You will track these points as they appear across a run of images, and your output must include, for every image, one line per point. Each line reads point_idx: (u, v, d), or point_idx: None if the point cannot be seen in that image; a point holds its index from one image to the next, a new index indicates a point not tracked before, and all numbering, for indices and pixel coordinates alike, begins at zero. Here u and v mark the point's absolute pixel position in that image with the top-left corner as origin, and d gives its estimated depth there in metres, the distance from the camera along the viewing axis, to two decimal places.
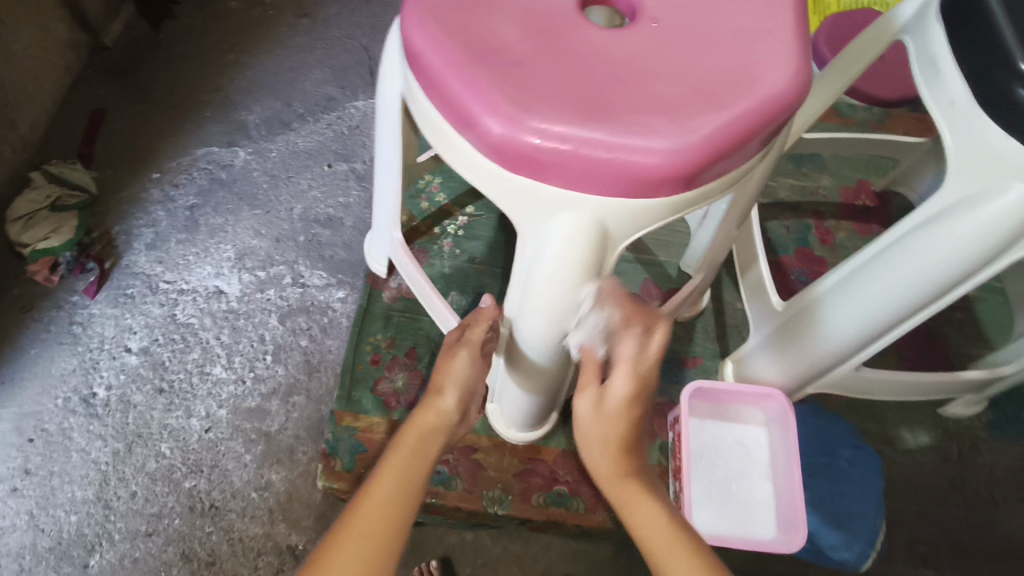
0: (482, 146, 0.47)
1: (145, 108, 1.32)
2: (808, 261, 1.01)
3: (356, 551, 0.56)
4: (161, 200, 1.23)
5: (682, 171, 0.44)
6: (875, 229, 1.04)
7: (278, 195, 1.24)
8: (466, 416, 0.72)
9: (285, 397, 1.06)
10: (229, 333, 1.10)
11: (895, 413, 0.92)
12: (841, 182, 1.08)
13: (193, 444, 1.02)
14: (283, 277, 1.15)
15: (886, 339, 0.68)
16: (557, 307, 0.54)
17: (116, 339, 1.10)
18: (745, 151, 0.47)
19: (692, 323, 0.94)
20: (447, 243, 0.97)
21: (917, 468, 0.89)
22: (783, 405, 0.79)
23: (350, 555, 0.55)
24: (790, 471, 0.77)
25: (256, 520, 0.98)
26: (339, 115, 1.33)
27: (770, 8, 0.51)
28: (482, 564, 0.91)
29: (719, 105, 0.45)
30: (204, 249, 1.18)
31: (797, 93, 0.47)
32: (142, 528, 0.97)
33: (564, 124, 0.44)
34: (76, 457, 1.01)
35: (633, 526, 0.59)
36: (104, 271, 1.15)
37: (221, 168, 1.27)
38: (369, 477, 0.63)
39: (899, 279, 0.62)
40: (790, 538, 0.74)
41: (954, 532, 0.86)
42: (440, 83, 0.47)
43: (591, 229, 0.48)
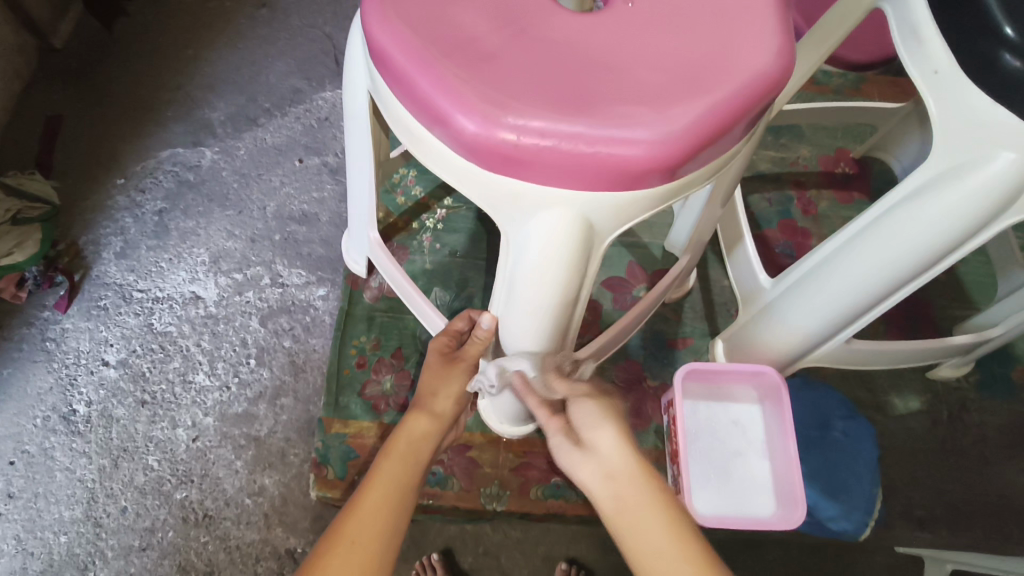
0: (457, 146, 0.44)
1: (102, 111, 1.27)
2: (792, 233, 1.00)
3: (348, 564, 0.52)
4: (128, 206, 1.19)
5: (667, 162, 0.43)
6: (856, 195, 1.04)
7: (249, 194, 1.20)
8: (455, 421, 0.72)
9: (273, 400, 1.03)
10: (210, 339, 1.07)
11: (885, 378, 0.93)
12: (820, 151, 1.07)
13: (182, 454, 1.00)
14: (261, 278, 1.12)
15: (876, 310, 0.68)
16: (545, 306, 0.53)
17: (92, 353, 1.06)
18: (731, 135, 0.45)
19: (680, 303, 0.93)
20: (427, 237, 0.95)
21: (910, 432, 0.90)
22: (776, 382, 0.78)
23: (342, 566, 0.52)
24: (785, 448, 0.77)
25: (252, 526, 0.96)
26: (307, 108, 1.29)
27: None
28: (483, 553, 0.91)
29: (704, 90, 0.43)
30: (177, 254, 1.14)
31: (782, 72, 0.45)
32: (136, 543, 0.95)
33: (542, 119, 0.41)
34: (61, 476, 0.98)
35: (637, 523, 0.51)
36: (74, 284, 1.11)
37: (188, 169, 1.22)
38: (362, 482, 0.60)
39: (887, 251, 0.61)
40: (789, 514, 0.74)
41: (949, 491, 0.87)
42: (408, 81, 0.44)
43: (577, 226, 0.46)
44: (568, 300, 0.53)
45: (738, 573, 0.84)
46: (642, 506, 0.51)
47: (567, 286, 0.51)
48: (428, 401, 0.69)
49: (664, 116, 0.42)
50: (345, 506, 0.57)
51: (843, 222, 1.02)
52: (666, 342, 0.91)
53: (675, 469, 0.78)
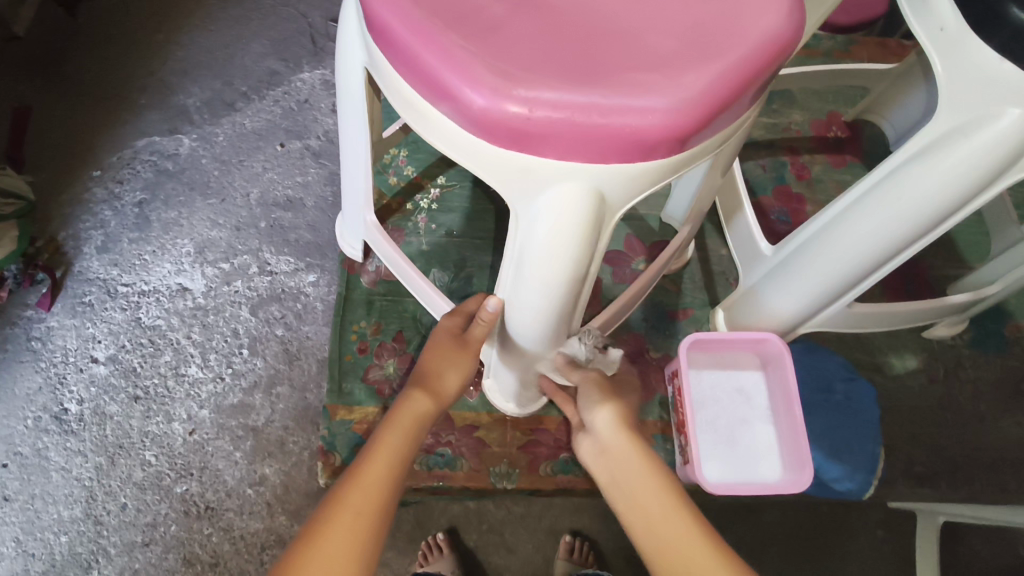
0: (465, 121, 0.43)
1: (72, 100, 1.22)
2: (787, 200, 1.00)
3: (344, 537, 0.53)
4: (106, 199, 1.15)
5: (681, 130, 0.42)
6: (849, 159, 1.04)
7: (231, 181, 1.17)
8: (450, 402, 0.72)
9: (269, 389, 1.02)
10: (200, 331, 1.06)
11: (882, 340, 0.94)
12: (812, 116, 1.06)
13: (179, 448, 0.99)
14: (248, 267, 1.10)
15: (879, 273, 0.69)
16: (557, 282, 0.52)
17: (80, 350, 1.04)
18: (743, 100, 0.45)
19: (680, 274, 0.93)
20: (421, 219, 0.93)
21: (908, 391, 0.91)
22: (779, 348, 0.79)
23: (338, 540, 0.52)
24: (791, 413, 0.77)
25: (255, 516, 0.96)
26: (285, 90, 1.25)
27: None
28: (488, 529, 0.91)
29: (716, 54, 0.42)
30: (160, 246, 1.12)
31: (792, 34, 0.44)
32: (138, 538, 0.94)
33: (553, 90, 0.40)
34: (57, 476, 0.97)
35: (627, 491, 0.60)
36: (57, 281, 1.08)
37: (166, 158, 1.19)
38: (361, 456, 0.60)
39: (892, 213, 0.61)
40: (797, 478, 0.75)
41: (947, 448, 0.89)
42: (412, 57, 0.43)
43: (591, 200, 0.45)
44: (579, 276, 0.53)
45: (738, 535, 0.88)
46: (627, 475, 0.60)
47: (578, 261, 0.50)
48: (430, 381, 0.69)
49: (677, 82, 0.41)
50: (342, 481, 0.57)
51: (837, 185, 1.02)
52: (667, 314, 0.91)
53: (683, 439, 0.78)
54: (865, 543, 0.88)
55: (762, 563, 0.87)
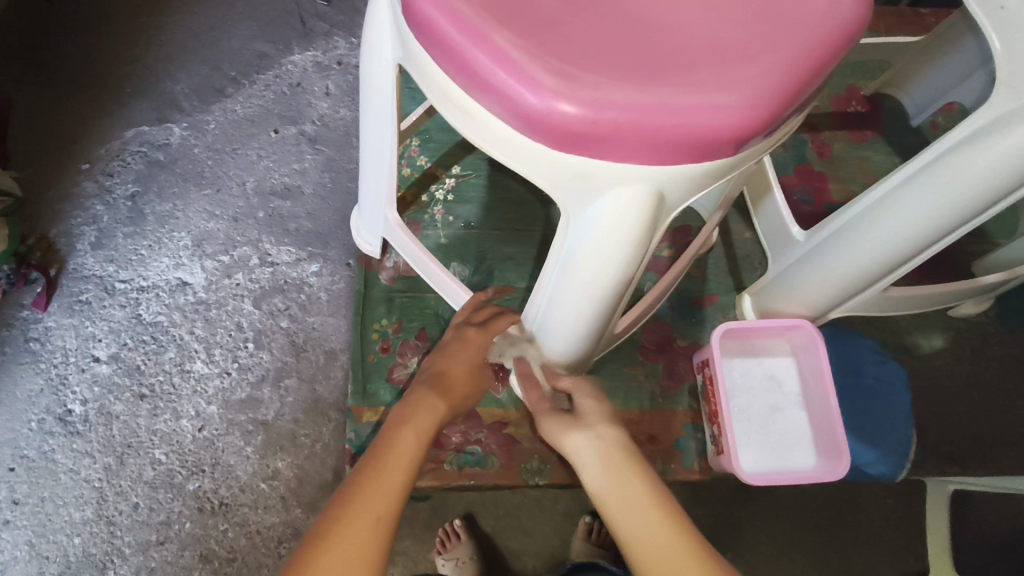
0: (518, 123, 0.41)
1: (53, 91, 1.16)
2: (809, 178, 0.98)
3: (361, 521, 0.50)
4: (98, 193, 1.11)
5: (752, 129, 0.40)
6: (870, 135, 1.01)
7: (226, 170, 1.13)
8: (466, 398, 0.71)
9: (276, 381, 1.00)
10: (203, 326, 1.03)
11: (908, 320, 0.94)
12: (830, 91, 1.04)
13: (189, 445, 0.97)
14: (249, 259, 1.07)
15: (918, 259, 0.68)
16: (605, 287, 0.51)
17: (81, 350, 1.01)
18: (808, 92, 0.43)
19: (704, 260, 0.92)
20: (437, 210, 0.90)
21: (935, 370, 0.92)
22: (811, 333, 0.78)
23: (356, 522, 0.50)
24: (824, 401, 0.77)
25: (270, 510, 0.94)
26: (277, 73, 1.20)
27: None
28: (504, 514, 0.91)
29: (782, 45, 0.41)
30: (157, 240, 1.08)
31: (858, 23, 0.43)
32: (153, 537, 0.93)
33: (617, 90, 0.39)
34: (66, 478, 0.95)
35: (618, 489, 0.53)
36: (51, 279, 1.04)
37: (157, 148, 1.14)
38: (376, 446, 0.58)
39: (937, 198, 0.60)
40: (834, 465, 0.74)
41: (973, 425, 0.90)
42: (463, 56, 0.41)
43: (650, 201, 0.44)
44: (627, 279, 0.51)
45: (757, 513, 0.89)
46: (622, 470, 0.55)
47: (629, 265, 0.48)
48: (444, 385, 0.68)
49: (746, 78, 0.40)
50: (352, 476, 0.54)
51: (856, 162, 1.00)
52: (692, 301, 0.89)
53: (715, 429, 0.78)
54: (876, 513, 0.90)
55: (775, 534, 0.88)
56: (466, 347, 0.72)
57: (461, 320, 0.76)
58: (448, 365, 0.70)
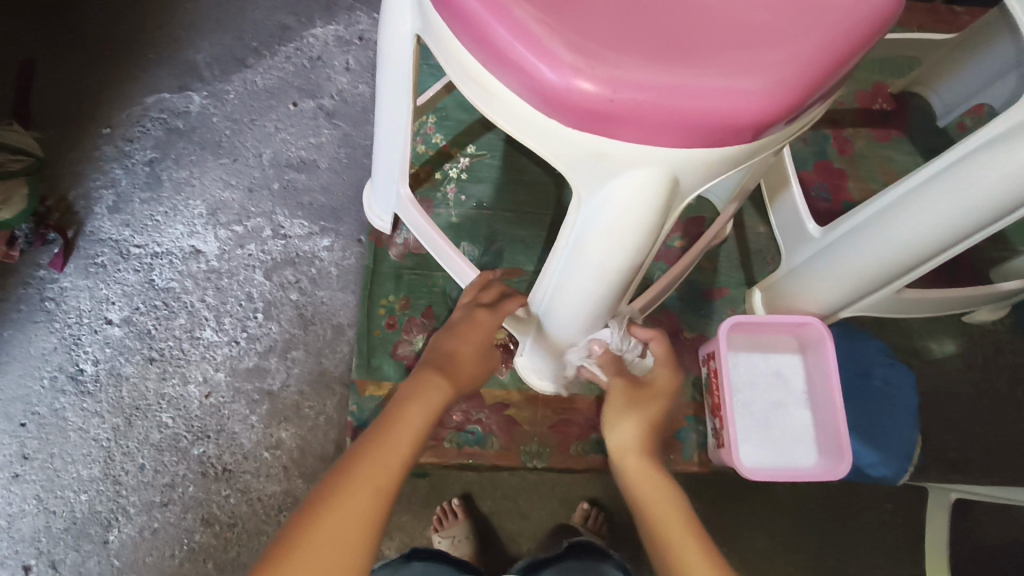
0: (535, 100, 0.41)
1: (77, 54, 1.17)
2: (828, 175, 0.97)
3: (359, 496, 0.51)
4: (117, 157, 1.12)
5: (772, 116, 0.40)
6: (893, 134, 1.00)
7: (244, 141, 1.13)
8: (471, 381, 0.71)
9: (284, 353, 1.01)
10: (215, 295, 1.04)
11: (920, 323, 0.93)
12: (856, 87, 1.02)
13: (195, 411, 0.98)
14: (262, 230, 1.07)
15: (932, 262, 0.67)
16: (614, 271, 0.50)
17: (94, 311, 1.02)
18: (833, 81, 0.42)
19: (716, 252, 0.91)
20: (451, 188, 0.90)
21: (944, 376, 0.91)
22: (820, 332, 0.77)
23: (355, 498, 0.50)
24: (829, 400, 0.76)
25: (271, 479, 0.95)
26: (298, 46, 1.20)
27: None
28: (502, 496, 0.91)
29: (810, 32, 0.40)
30: (172, 207, 1.09)
31: (891, 12, 0.42)
32: (157, 498, 0.94)
33: (637, 69, 0.38)
34: (75, 436, 0.96)
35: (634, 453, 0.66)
36: (69, 241, 1.06)
37: (176, 116, 1.15)
38: (380, 422, 0.59)
39: (957, 201, 0.59)
40: (834, 465, 0.73)
41: (979, 434, 0.89)
42: (482, 29, 0.40)
43: (664, 186, 0.43)
44: (636, 265, 0.50)
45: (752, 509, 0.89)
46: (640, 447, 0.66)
47: (639, 249, 0.48)
48: (451, 367, 0.68)
49: (771, 62, 0.39)
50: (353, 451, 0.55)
51: (878, 160, 0.98)
52: (701, 293, 0.89)
53: (717, 422, 0.77)
54: (875, 516, 0.89)
55: (771, 531, 0.88)
56: (476, 331, 0.71)
57: (470, 300, 0.75)
58: (457, 346, 0.70)
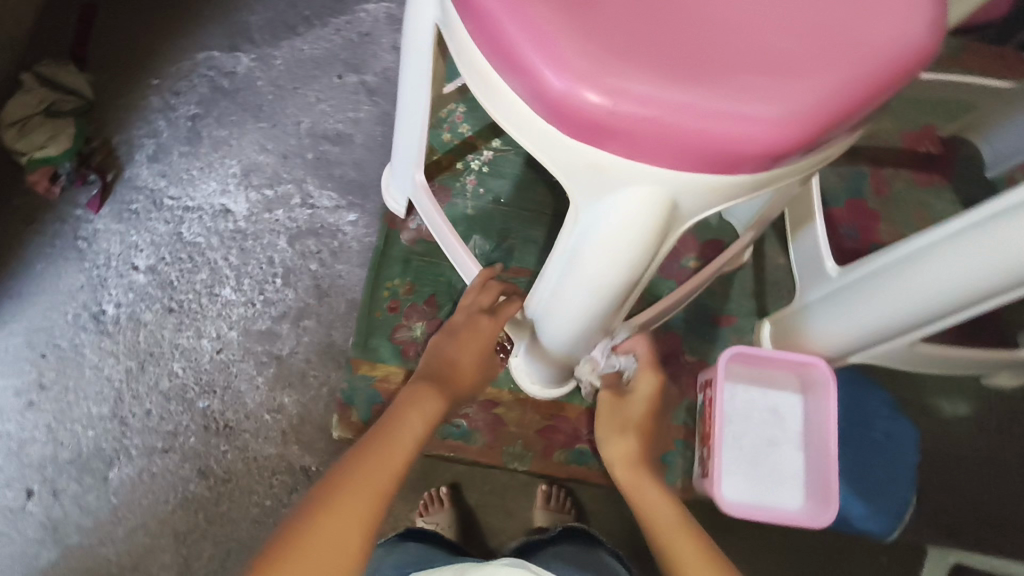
0: (539, 105, 0.40)
1: (138, 4, 1.19)
2: (859, 215, 0.94)
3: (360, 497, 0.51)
4: (162, 109, 1.14)
5: (779, 148, 0.38)
6: (936, 179, 0.96)
7: (284, 108, 1.15)
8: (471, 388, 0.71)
9: (296, 320, 1.02)
10: (238, 255, 1.05)
11: (936, 380, 0.89)
12: (904, 127, 0.98)
13: (205, 364, 1.00)
14: (291, 197, 1.09)
15: (947, 323, 0.63)
16: (607, 288, 0.49)
17: (123, 256, 1.05)
18: (851, 121, 0.40)
19: (731, 278, 0.89)
20: (470, 180, 0.90)
21: (953, 436, 0.88)
22: (826, 374, 0.74)
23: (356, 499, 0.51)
24: (824, 445, 0.74)
25: (270, 441, 0.97)
26: (349, 20, 1.21)
27: None
28: (490, 490, 0.91)
29: (833, 67, 0.38)
30: (208, 163, 1.11)
31: (922, 56, 0.40)
32: (158, 445, 0.96)
33: (643, 83, 0.37)
34: (90, 373, 0.99)
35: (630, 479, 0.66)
36: (107, 184, 1.08)
37: (223, 75, 1.16)
38: (380, 426, 0.60)
39: (975, 262, 0.56)
40: (818, 512, 0.72)
41: (982, 503, 0.86)
42: (494, 26, 0.40)
43: (662, 208, 0.42)
44: (631, 284, 0.49)
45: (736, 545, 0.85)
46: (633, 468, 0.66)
47: (634, 268, 0.47)
48: (449, 376, 0.68)
49: (786, 93, 0.38)
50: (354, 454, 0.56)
51: (915, 205, 0.95)
52: (709, 318, 0.87)
53: (705, 452, 0.76)
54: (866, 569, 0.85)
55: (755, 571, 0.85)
56: (477, 339, 0.71)
57: (470, 302, 0.73)
58: (458, 354, 0.70)
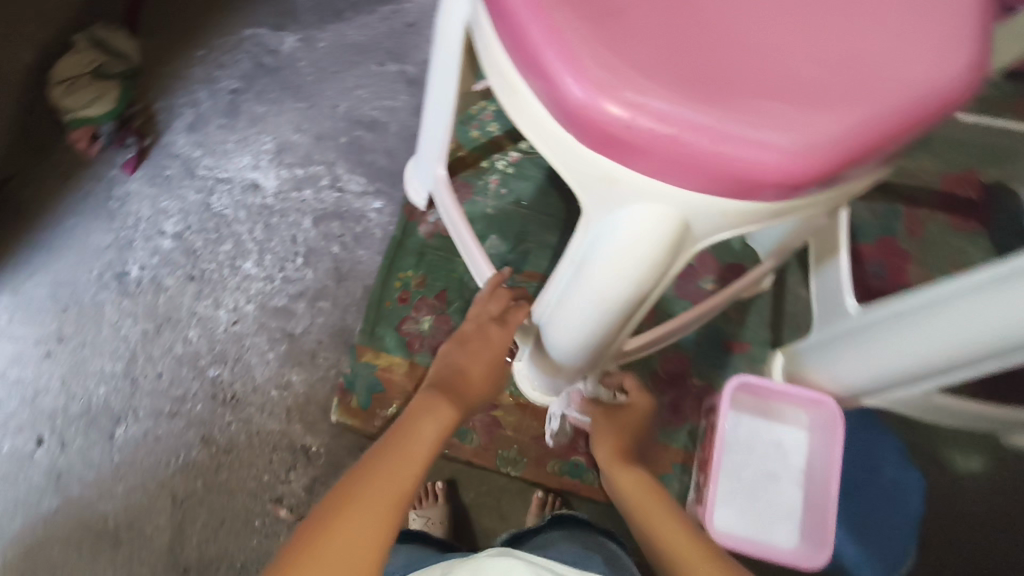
0: (557, 111, 0.39)
1: None
2: (890, 253, 0.91)
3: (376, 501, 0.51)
4: (204, 80, 1.16)
5: (797, 178, 0.37)
6: (973, 225, 0.93)
7: (323, 90, 1.16)
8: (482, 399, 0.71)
9: (312, 301, 1.03)
10: (263, 230, 1.07)
11: (948, 432, 0.87)
12: (945, 169, 0.96)
13: (219, 334, 1.01)
14: (320, 178, 1.10)
15: (963, 374, 0.61)
16: (612, 302, 0.48)
17: (152, 220, 1.07)
18: (877, 156, 0.39)
19: (748, 305, 0.87)
20: (493, 179, 0.90)
21: (964, 492, 0.84)
22: (833, 414, 0.73)
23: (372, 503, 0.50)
24: (825, 484, 0.72)
25: (273, 417, 0.97)
26: (395, 9, 1.21)
27: None
28: (486, 492, 0.88)
29: (862, 99, 0.37)
30: (244, 138, 1.12)
31: (957, 95, 0.39)
32: (165, 408, 0.97)
33: (662, 98, 0.36)
34: (107, 331, 1.01)
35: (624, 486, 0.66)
36: (144, 148, 1.11)
37: (267, 52, 1.18)
38: (393, 434, 0.59)
39: (996, 316, 0.53)
40: (813, 552, 0.70)
41: (989, 565, 0.82)
42: (518, 26, 0.39)
43: (673, 226, 0.41)
44: (637, 300, 0.48)
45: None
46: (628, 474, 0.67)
47: (640, 285, 0.46)
48: (459, 387, 0.67)
49: (811, 122, 0.36)
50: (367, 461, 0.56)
51: (949, 251, 0.92)
52: (722, 343, 0.85)
53: (702, 478, 0.75)
54: None
55: None
56: (487, 348, 0.70)
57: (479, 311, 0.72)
58: (468, 365, 0.69)
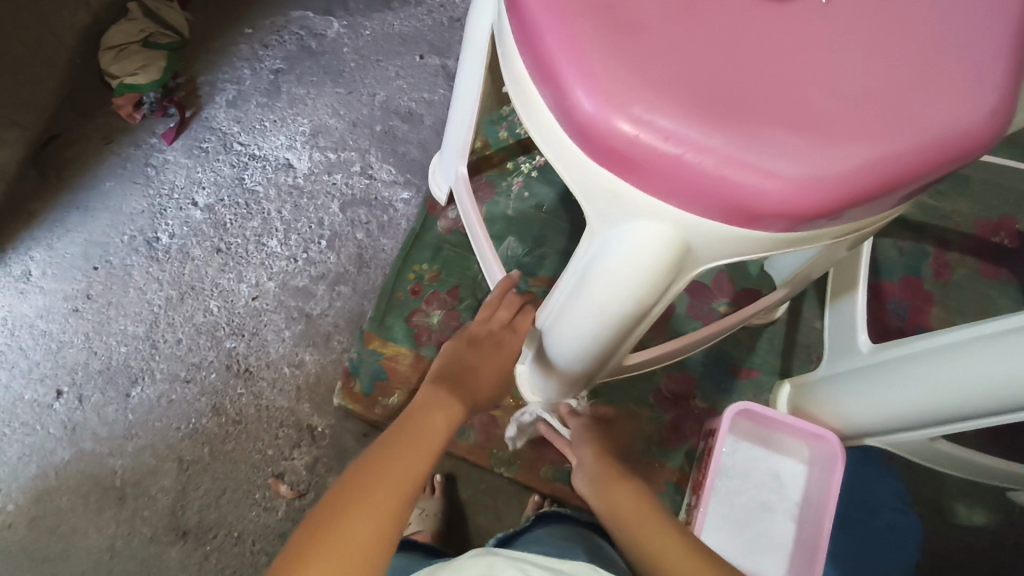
0: (566, 122, 0.40)
1: None
2: (913, 294, 0.89)
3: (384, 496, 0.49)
4: (249, 58, 1.18)
5: (801, 210, 0.37)
6: (1005, 273, 0.91)
7: (364, 77, 1.17)
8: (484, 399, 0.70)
9: (332, 284, 1.04)
10: (291, 210, 1.09)
11: (955, 482, 0.85)
12: (980, 213, 0.94)
13: (239, 308, 1.03)
14: (352, 164, 1.11)
15: (967, 426, 0.59)
16: (611, 316, 0.48)
17: (185, 190, 1.10)
18: (887, 196, 0.39)
19: (760, 331, 0.86)
20: (517, 182, 0.90)
21: (965, 545, 0.82)
22: (833, 451, 0.71)
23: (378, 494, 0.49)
24: (818, 519, 0.70)
25: (283, 394, 0.99)
26: (441, 4, 1.23)
27: (979, 23, 0.40)
28: (484, 490, 0.89)
29: (876, 137, 0.37)
30: (281, 118, 1.14)
31: (977, 143, 0.38)
32: (181, 373, 1.00)
33: (670, 119, 0.36)
34: (133, 294, 1.04)
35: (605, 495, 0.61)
36: (184, 119, 1.13)
37: (312, 36, 1.20)
38: (399, 424, 0.59)
39: (1010, 368, 0.52)
40: None
41: None
42: (537, 35, 0.40)
43: (674, 247, 0.41)
44: (636, 316, 0.48)
45: None
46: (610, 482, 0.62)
47: (639, 302, 0.46)
48: (464, 382, 0.67)
49: (819, 156, 0.36)
50: (374, 450, 0.54)
51: (976, 298, 0.89)
52: (730, 367, 0.85)
53: (693, 499, 0.75)
54: None
55: None
56: (498, 352, 0.71)
57: (490, 312, 0.73)
58: (475, 364, 0.69)
